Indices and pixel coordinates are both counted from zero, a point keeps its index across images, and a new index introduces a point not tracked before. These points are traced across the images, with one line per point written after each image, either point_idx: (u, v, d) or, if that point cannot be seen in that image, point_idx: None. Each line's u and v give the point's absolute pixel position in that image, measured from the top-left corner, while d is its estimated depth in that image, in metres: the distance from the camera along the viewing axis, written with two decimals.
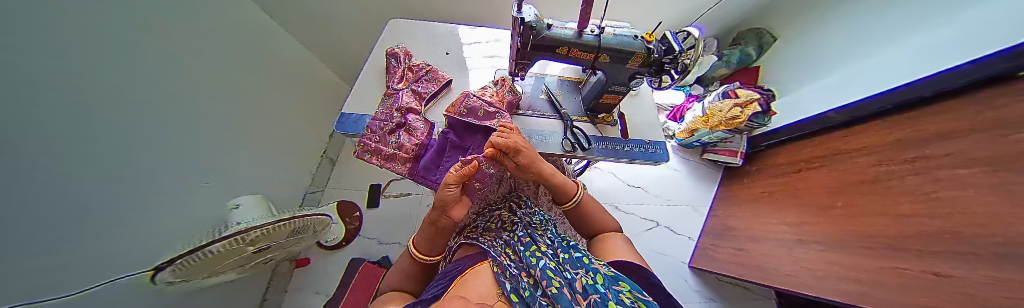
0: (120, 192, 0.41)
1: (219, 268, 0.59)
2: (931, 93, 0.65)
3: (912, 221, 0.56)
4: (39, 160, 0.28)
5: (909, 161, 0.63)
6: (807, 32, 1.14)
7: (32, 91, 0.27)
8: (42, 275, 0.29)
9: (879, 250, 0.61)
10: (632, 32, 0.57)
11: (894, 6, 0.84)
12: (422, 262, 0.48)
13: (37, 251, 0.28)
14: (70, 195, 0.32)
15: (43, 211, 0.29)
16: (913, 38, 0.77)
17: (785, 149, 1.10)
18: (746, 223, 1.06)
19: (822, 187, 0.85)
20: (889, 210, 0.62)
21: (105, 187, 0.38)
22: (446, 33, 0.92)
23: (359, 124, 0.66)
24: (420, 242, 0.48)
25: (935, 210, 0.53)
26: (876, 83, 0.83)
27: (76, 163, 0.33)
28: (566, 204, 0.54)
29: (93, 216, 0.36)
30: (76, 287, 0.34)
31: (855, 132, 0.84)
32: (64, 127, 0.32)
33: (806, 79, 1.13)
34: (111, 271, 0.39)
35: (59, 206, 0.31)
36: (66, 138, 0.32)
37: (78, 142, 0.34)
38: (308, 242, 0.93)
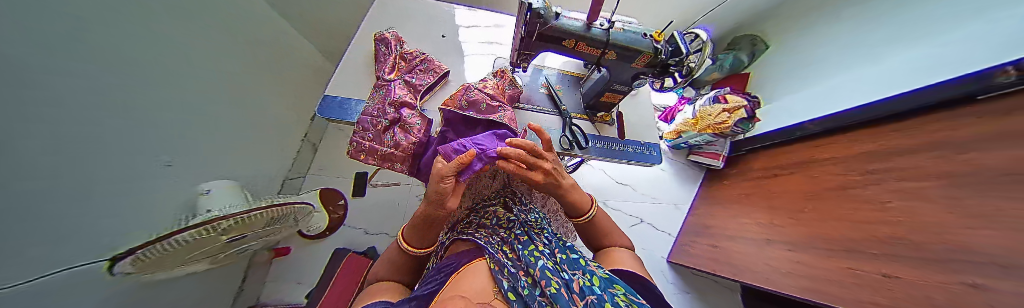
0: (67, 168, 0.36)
1: (190, 257, 0.55)
2: (893, 110, 0.71)
3: (868, 227, 0.62)
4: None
5: (872, 172, 0.68)
6: (810, 41, 1.16)
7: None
8: (7, 260, 0.26)
9: (837, 253, 0.67)
10: (640, 30, 0.56)
11: (893, 27, 0.87)
12: (411, 253, 0.45)
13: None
14: (52, 175, 0.30)
15: (20, 190, 0.26)
16: (898, 60, 0.82)
17: (762, 155, 1.17)
18: (719, 224, 1.14)
19: (794, 192, 0.91)
20: (848, 216, 0.69)
21: (87, 166, 0.36)
22: (443, 14, 0.85)
23: (344, 109, 0.61)
24: (409, 231, 0.46)
25: (889, 218, 0.59)
26: (852, 99, 0.89)
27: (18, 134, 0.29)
28: (579, 219, 0.52)
29: (48, 196, 0.32)
30: (42, 271, 0.31)
31: (823, 142, 0.91)
32: (52, 102, 0.29)
33: (796, 87, 1.18)
34: (72, 257, 0.36)
35: (33, 187, 0.28)
36: (54, 116, 0.30)
37: (21, 110, 0.29)
38: (290, 230, 0.89)
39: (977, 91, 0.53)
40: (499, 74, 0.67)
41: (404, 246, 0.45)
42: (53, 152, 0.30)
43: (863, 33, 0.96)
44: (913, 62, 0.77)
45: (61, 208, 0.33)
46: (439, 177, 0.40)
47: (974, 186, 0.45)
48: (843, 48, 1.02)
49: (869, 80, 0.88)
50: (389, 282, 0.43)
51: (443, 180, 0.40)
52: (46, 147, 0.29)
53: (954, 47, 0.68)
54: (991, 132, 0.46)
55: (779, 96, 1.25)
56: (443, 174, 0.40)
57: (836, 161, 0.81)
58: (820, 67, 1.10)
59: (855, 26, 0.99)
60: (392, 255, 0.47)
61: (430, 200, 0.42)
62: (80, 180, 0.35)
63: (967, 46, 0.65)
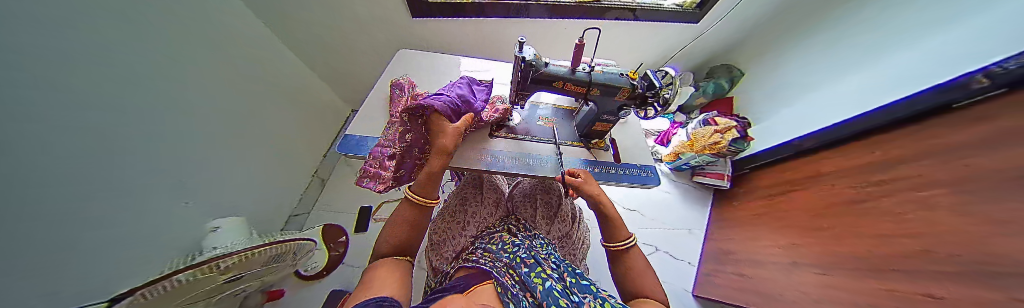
0: (91, 211, 0.38)
1: (185, 300, 0.53)
2: (883, 122, 0.73)
3: (896, 242, 0.59)
4: (11, 171, 0.25)
5: (880, 183, 0.68)
6: (769, 70, 1.32)
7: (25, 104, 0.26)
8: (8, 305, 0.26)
9: (872, 273, 0.62)
10: (618, 70, 0.64)
11: (851, 52, 0.97)
12: (419, 205, 0.47)
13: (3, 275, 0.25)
14: (32, 223, 0.29)
15: (7, 240, 0.26)
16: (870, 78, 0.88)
17: (766, 173, 1.16)
18: (743, 246, 1.07)
19: (807, 209, 0.89)
20: (872, 232, 0.65)
21: (68, 211, 0.35)
22: (449, 64, 0.98)
23: (360, 146, 0.66)
24: (422, 177, 0.48)
25: (914, 231, 0.56)
26: (842, 114, 0.92)
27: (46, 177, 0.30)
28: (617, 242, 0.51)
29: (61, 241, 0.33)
30: None
31: (822, 158, 0.92)
32: (41, 148, 0.30)
33: (774, 109, 1.28)
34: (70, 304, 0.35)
35: (22, 235, 0.28)
36: (40, 160, 0.30)
37: (53, 154, 0.31)
38: (287, 270, 0.86)
39: (938, 104, 0.60)
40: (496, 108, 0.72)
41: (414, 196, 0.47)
42: (37, 197, 0.30)
43: (812, 62, 1.12)
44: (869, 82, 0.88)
45: (50, 256, 0.32)
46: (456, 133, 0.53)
47: (991, 194, 0.44)
48: (801, 73, 1.16)
49: (850, 96, 0.93)
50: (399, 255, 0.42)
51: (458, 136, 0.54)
52: (29, 192, 0.28)
53: (919, 62, 0.74)
54: (985, 137, 0.47)
55: (764, 116, 1.34)
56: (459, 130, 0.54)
57: (841, 174, 0.81)
58: (789, 89, 1.22)
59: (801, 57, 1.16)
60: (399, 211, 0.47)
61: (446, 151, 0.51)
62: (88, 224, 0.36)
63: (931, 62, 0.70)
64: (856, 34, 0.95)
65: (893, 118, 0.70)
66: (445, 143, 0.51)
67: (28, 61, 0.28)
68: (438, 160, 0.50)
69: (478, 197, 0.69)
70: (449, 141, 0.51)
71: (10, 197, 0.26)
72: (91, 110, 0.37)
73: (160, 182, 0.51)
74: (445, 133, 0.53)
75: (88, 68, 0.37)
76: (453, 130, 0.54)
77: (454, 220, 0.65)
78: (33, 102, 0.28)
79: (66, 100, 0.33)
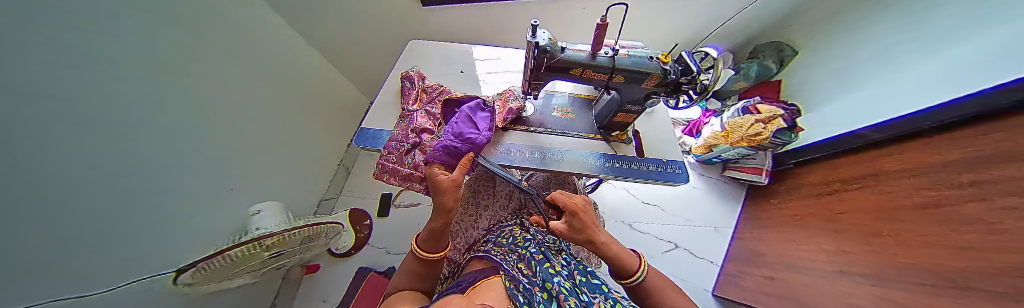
0: (146, 193, 0.44)
1: (233, 273, 0.61)
2: (975, 110, 0.59)
3: (977, 256, 0.49)
4: (61, 157, 0.29)
5: (965, 186, 0.55)
6: (833, 46, 1.09)
7: (69, 97, 0.30)
8: (60, 275, 0.30)
9: (938, 288, 0.53)
10: (646, 53, 0.57)
11: (934, 21, 0.79)
12: (425, 258, 0.46)
13: (60, 248, 0.29)
14: (94, 206, 0.34)
15: (64, 218, 0.30)
16: (957, 54, 0.72)
17: (817, 169, 1.02)
18: (777, 248, 0.97)
19: (866, 211, 0.76)
20: (947, 241, 0.55)
21: (131, 196, 0.41)
22: (461, 52, 0.96)
23: (375, 139, 0.69)
24: (426, 236, 0.46)
25: (1001, 244, 0.46)
26: (918, 99, 0.76)
27: (99, 165, 0.35)
28: (628, 280, 0.44)
29: (115, 218, 0.38)
30: (100, 285, 0.36)
31: (893, 152, 0.77)
32: (93, 141, 0.33)
33: (830, 93, 1.10)
34: (129, 272, 0.41)
35: (83, 217, 0.33)
36: (97, 153, 0.34)
37: (107, 144, 0.36)
38: (320, 249, 0.95)
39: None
40: (509, 107, 0.68)
41: (421, 252, 0.46)
42: (99, 183, 0.34)
43: (883, 37, 0.92)
44: (960, 60, 0.70)
45: (113, 234, 0.38)
46: (456, 186, 0.46)
47: None
48: (868, 51, 0.96)
49: (932, 77, 0.76)
50: (410, 289, 0.44)
51: (460, 189, 0.47)
52: (90, 180, 0.33)
53: (1017, 34, 0.59)
54: None
55: (815, 104, 1.15)
56: (458, 182, 0.47)
57: (916, 173, 0.68)
58: (852, 71, 1.02)
59: (872, 31, 0.96)
60: (411, 262, 0.48)
61: (449, 209, 0.46)
62: (136, 205, 0.42)
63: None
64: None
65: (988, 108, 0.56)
66: (447, 200, 0.46)
67: (74, 63, 0.31)
68: (439, 220, 0.45)
69: (490, 191, 0.69)
70: (451, 199, 0.46)
71: (69, 185, 0.30)
72: (134, 106, 0.41)
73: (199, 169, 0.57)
74: (444, 189, 0.46)
75: (125, 70, 0.40)
76: (451, 182, 0.46)
77: (468, 214, 0.67)
78: (84, 103, 0.32)
79: (116, 95, 0.38)
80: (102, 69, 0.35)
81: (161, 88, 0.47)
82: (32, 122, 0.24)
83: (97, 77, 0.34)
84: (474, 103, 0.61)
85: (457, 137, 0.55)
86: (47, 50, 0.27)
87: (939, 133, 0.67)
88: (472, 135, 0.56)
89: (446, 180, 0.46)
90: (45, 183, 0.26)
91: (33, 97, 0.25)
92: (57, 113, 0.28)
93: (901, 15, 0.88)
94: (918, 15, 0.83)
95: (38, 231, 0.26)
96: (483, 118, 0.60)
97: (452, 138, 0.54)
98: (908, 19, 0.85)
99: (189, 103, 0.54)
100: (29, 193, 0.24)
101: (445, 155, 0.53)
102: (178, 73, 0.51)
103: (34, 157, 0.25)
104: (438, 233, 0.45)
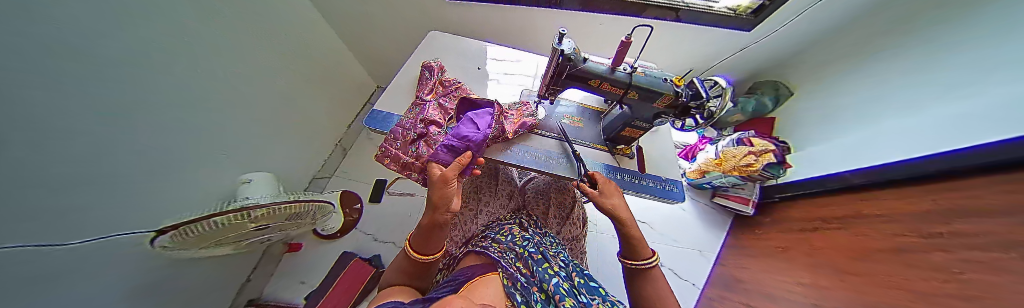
0: (135, 148, 0.42)
1: (215, 241, 0.59)
2: (947, 168, 0.64)
3: (939, 301, 0.52)
4: (48, 93, 0.27)
5: (938, 236, 0.59)
6: (832, 90, 1.15)
7: (57, 27, 0.28)
8: (29, 221, 0.28)
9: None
10: (662, 75, 0.60)
11: (924, 76, 0.84)
12: (416, 258, 0.45)
13: (33, 189, 0.28)
14: (74, 161, 0.33)
15: (44, 158, 0.28)
16: (939, 111, 0.77)
17: (800, 205, 1.07)
18: (757, 278, 1.01)
19: (843, 250, 0.80)
20: (915, 286, 0.58)
21: (117, 142, 0.39)
22: (478, 49, 0.97)
23: (386, 122, 0.69)
24: (417, 234, 0.45)
25: (962, 293, 0.49)
26: (895, 151, 0.82)
27: (80, 107, 0.32)
28: (641, 262, 0.46)
29: (98, 167, 0.36)
30: (68, 239, 0.34)
31: (874, 197, 0.82)
32: (83, 81, 0.32)
33: (823, 135, 1.15)
34: (104, 228, 0.39)
35: (59, 164, 0.30)
36: (83, 101, 0.32)
37: (98, 88, 0.34)
38: (306, 228, 0.92)
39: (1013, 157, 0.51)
40: (522, 121, 0.68)
41: (412, 253, 0.45)
42: (81, 127, 0.32)
43: (879, 85, 0.96)
44: (950, 117, 0.72)
45: (93, 185, 0.36)
46: (443, 181, 0.46)
47: None
48: (866, 95, 1.00)
49: (911, 132, 0.82)
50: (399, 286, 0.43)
51: (448, 184, 0.46)
52: (72, 122, 0.31)
53: (990, 106, 0.65)
54: None
55: (809, 143, 1.21)
56: (446, 177, 0.46)
57: (894, 219, 0.71)
58: (840, 116, 1.10)
59: (863, 81, 1.03)
60: (402, 260, 0.47)
61: (435, 205, 0.44)
62: (119, 157, 0.40)
63: (1002, 105, 0.62)
64: (933, 60, 0.82)
65: (965, 166, 0.60)
66: (434, 197, 0.45)
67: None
68: (427, 218, 0.44)
69: (492, 188, 0.70)
70: (437, 194, 0.45)
71: (50, 129, 0.28)
72: (123, 55, 0.38)
73: (191, 128, 0.55)
74: (434, 183, 0.46)
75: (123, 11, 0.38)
76: (440, 176, 0.47)
77: (468, 207, 0.67)
78: (71, 45, 0.30)
79: (107, 35, 0.36)
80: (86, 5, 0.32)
81: (157, 38, 0.45)
82: (11, 43, 0.22)
83: (88, 29, 0.33)
84: (481, 111, 0.62)
85: (457, 136, 0.56)
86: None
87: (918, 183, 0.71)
88: (471, 135, 0.56)
89: (440, 174, 0.47)
90: (26, 115, 0.25)
91: (15, 21, 0.23)
92: (39, 49, 0.25)
93: (890, 68, 0.94)
94: (906, 68, 0.89)
95: (12, 177, 0.25)
96: (484, 120, 0.60)
97: (453, 138, 0.56)
98: (893, 76, 0.92)
99: (186, 61, 0.52)
100: (9, 133, 0.23)
101: (443, 153, 0.55)
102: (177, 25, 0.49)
103: (17, 105, 0.23)
104: (430, 234, 0.44)
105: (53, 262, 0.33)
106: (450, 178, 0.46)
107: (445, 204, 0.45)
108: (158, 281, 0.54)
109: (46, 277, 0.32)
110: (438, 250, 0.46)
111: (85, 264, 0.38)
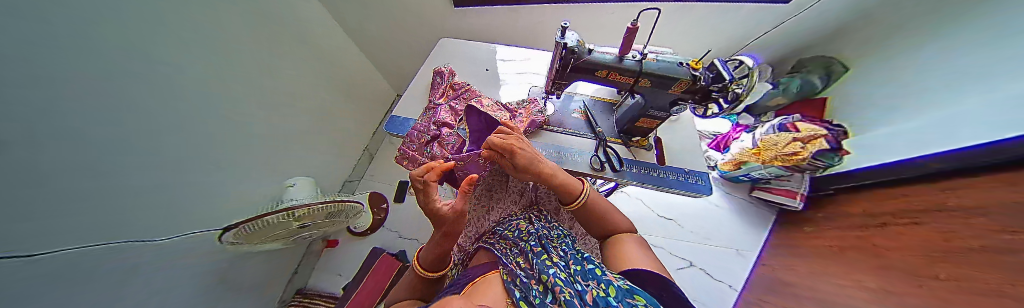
0: (198, 159, 0.50)
1: (269, 237, 0.68)
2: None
3: (999, 303, 0.44)
4: (112, 114, 0.32)
5: (1011, 230, 0.49)
6: (896, 63, 0.97)
7: (114, 58, 0.33)
8: (113, 220, 0.34)
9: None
10: (676, 59, 0.56)
11: (1006, 38, 0.69)
12: (426, 276, 0.48)
13: (113, 194, 0.34)
14: (151, 169, 0.40)
15: (117, 169, 0.34)
16: (1011, 83, 0.64)
17: (862, 197, 0.92)
18: (806, 281, 0.89)
19: (914, 249, 0.68)
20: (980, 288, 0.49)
21: (184, 154, 0.46)
22: (486, 51, 0.99)
23: (403, 126, 0.74)
24: (426, 257, 0.48)
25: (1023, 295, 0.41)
26: (972, 132, 0.68)
27: (149, 127, 0.39)
28: (571, 204, 0.53)
29: (167, 177, 0.43)
30: (147, 236, 0.41)
31: (952, 186, 0.68)
32: (147, 104, 0.38)
33: (882, 115, 0.99)
34: (176, 228, 0.47)
35: (134, 173, 0.37)
36: (145, 120, 0.38)
37: (160, 109, 0.41)
38: (342, 226, 1.02)
39: None
40: (531, 119, 0.68)
41: (421, 270, 0.48)
42: (149, 142, 0.39)
43: (960, 52, 0.79)
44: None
45: (167, 191, 0.44)
46: (454, 214, 0.42)
47: None
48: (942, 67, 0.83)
49: (985, 109, 0.69)
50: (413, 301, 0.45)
51: (461, 218, 0.43)
52: (143, 139, 0.38)
53: None
54: None
55: (866, 124, 1.04)
56: (458, 211, 0.42)
57: (972, 211, 0.59)
58: (901, 94, 0.94)
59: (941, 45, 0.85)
60: (412, 276, 0.50)
61: (446, 234, 0.44)
62: (189, 166, 0.48)
63: None
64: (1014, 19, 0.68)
65: None
66: (446, 228, 0.44)
67: (116, 28, 0.34)
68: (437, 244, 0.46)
69: (503, 186, 0.71)
70: (447, 227, 0.43)
71: (118, 143, 0.33)
72: (179, 80, 0.45)
73: (241, 141, 0.64)
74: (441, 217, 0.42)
75: (170, 40, 0.44)
76: (450, 209, 0.43)
77: (479, 204, 0.69)
78: (131, 73, 0.36)
79: (163, 64, 0.42)
80: (138, 38, 0.38)
81: (205, 64, 0.53)
82: (74, 71, 0.26)
83: (146, 56, 0.39)
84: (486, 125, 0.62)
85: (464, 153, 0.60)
86: (84, 27, 0.29)
87: (999, 169, 0.59)
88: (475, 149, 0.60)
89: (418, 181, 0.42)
90: (95, 132, 0.30)
91: (74, 52, 0.27)
92: (100, 77, 0.30)
93: (970, 32, 0.78)
94: (988, 33, 0.73)
95: (88, 185, 0.30)
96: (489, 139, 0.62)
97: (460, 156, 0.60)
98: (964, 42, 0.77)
99: (227, 82, 0.59)
100: (73, 147, 0.27)
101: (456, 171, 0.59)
102: (215, 50, 0.57)
103: (82, 118, 0.28)
104: (438, 256, 0.46)
105: (138, 254, 0.40)
106: (462, 213, 0.42)
107: (455, 231, 0.45)
108: (225, 271, 0.64)
109: (132, 267, 0.40)
110: (445, 267, 0.50)
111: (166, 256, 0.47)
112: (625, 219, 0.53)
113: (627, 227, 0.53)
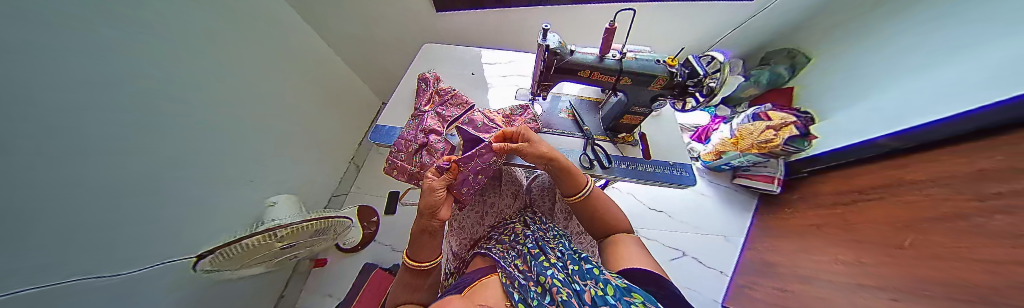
0: (172, 182, 0.46)
1: (249, 261, 0.64)
2: (973, 127, 0.60)
3: (973, 267, 0.48)
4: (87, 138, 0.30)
5: (973, 199, 0.54)
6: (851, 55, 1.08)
7: (93, 79, 0.31)
8: (75, 254, 0.31)
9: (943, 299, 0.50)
10: (653, 56, 0.59)
11: (954, 26, 0.77)
12: (413, 268, 0.46)
13: (76, 226, 0.31)
14: (120, 194, 0.37)
15: (84, 198, 0.31)
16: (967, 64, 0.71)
17: (832, 177, 1.00)
18: (789, 260, 0.95)
19: (882, 223, 0.73)
20: (951, 253, 0.53)
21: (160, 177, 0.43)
22: (471, 55, 0.99)
23: (389, 135, 0.72)
24: (413, 245, 0.47)
25: (994, 258, 0.44)
26: (926, 111, 0.75)
27: (122, 149, 0.36)
28: (573, 197, 0.54)
29: (140, 203, 0.40)
30: (114, 271, 0.37)
31: (911, 162, 0.74)
32: (121, 126, 0.36)
33: (843, 101, 1.09)
34: (147, 259, 0.43)
35: (102, 201, 0.34)
36: (118, 143, 0.35)
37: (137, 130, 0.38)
38: (330, 243, 0.97)
39: None
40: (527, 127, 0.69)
41: (409, 261, 0.46)
42: (117, 167, 0.35)
43: (906, 44, 0.90)
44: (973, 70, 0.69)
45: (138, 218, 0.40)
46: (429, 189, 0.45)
47: None
48: (890, 54, 0.93)
49: (941, 89, 0.76)
50: (407, 303, 0.44)
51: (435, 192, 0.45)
52: (113, 164, 0.35)
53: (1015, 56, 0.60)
54: None
55: (828, 111, 1.14)
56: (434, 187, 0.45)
57: (932, 183, 0.65)
58: (862, 80, 1.03)
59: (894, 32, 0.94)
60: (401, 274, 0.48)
61: (426, 215, 0.44)
62: (165, 191, 0.44)
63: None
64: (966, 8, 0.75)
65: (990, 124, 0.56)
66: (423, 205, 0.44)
67: (93, 48, 0.32)
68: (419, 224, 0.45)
69: (496, 189, 0.70)
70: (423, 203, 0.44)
71: (85, 169, 0.31)
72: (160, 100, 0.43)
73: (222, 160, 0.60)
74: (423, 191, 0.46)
75: (151, 58, 0.42)
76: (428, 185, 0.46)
77: (473, 210, 0.68)
78: (106, 93, 0.33)
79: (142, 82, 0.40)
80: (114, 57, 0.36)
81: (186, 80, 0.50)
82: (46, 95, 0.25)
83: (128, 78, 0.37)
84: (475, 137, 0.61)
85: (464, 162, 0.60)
86: (71, 43, 0.28)
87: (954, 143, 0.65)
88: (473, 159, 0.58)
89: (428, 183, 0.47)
90: (62, 159, 0.27)
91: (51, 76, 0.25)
92: (76, 99, 0.29)
93: (918, 21, 0.87)
94: (923, 27, 0.85)
95: (54, 217, 0.27)
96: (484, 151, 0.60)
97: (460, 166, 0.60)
98: (919, 30, 0.86)
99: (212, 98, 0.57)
100: (39, 176, 0.25)
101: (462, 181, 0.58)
102: (198, 66, 0.54)
103: (54, 145, 0.26)
104: (424, 241, 0.46)
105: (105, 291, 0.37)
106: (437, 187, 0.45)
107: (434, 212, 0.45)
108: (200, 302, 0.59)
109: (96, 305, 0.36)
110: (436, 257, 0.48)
111: (135, 291, 0.43)
112: (625, 220, 0.54)
113: (626, 228, 0.54)
